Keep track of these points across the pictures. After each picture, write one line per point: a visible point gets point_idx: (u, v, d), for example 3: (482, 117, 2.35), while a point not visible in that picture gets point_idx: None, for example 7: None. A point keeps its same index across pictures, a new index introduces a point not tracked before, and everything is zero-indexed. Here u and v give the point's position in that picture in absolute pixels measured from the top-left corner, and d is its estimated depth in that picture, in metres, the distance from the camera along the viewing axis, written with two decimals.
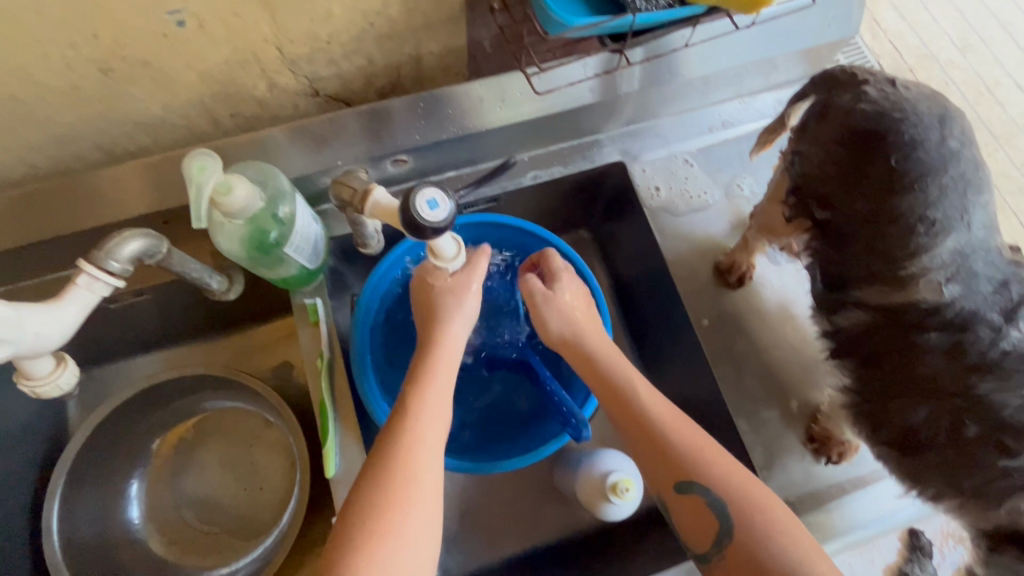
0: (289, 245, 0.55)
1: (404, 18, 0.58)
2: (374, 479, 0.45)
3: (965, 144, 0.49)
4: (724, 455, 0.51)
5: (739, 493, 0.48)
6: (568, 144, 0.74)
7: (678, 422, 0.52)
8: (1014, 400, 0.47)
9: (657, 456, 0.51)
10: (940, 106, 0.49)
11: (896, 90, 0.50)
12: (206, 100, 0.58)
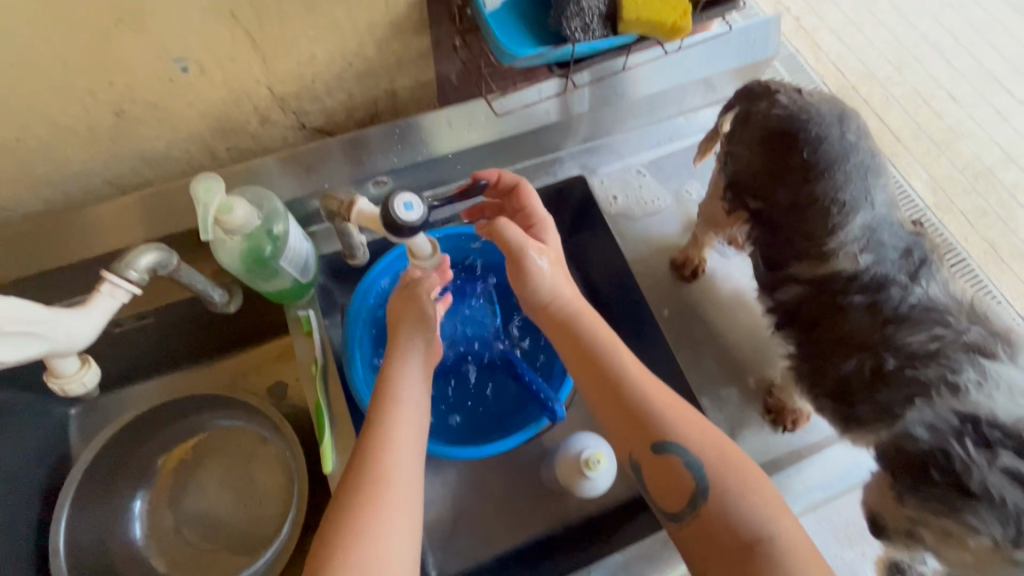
0: (283, 259, 0.61)
1: (378, 57, 0.66)
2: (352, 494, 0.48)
3: (862, 138, 0.58)
4: (700, 419, 0.54)
5: (717, 458, 0.52)
6: (532, 161, 0.82)
7: (656, 388, 0.55)
8: (920, 336, 0.53)
9: (638, 426, 0.53)
10: (840, 108, 0.59)
11: (802, 97, 0.60)
12: (205, 136, 0.65)
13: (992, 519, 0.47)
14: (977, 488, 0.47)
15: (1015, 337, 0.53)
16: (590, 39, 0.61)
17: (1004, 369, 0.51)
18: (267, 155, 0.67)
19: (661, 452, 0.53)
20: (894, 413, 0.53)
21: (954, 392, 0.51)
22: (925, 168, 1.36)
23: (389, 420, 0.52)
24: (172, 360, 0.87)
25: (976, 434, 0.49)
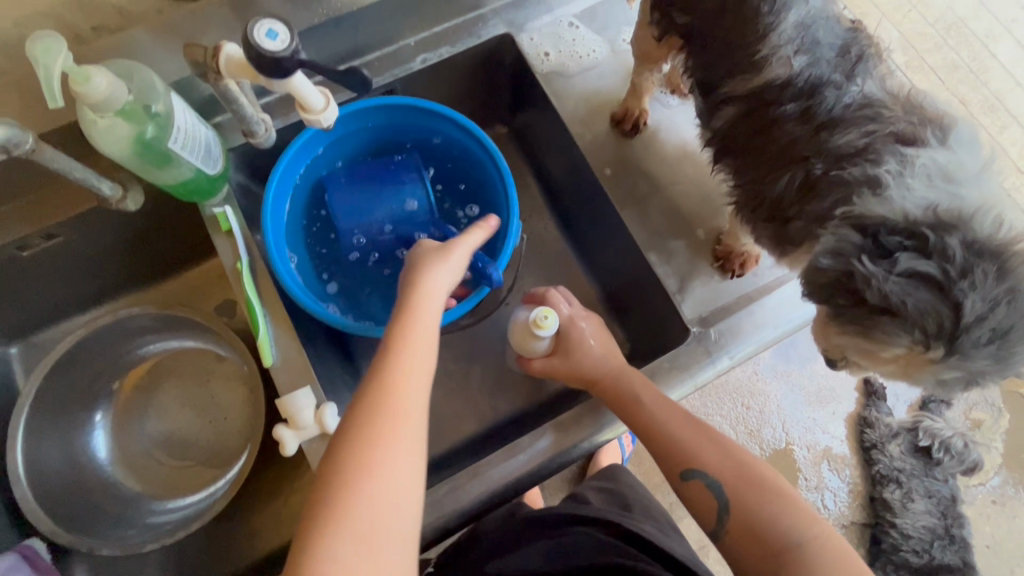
0: (171, 140, 0.55)
1: None
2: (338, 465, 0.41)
3: None
4: (725, 444, 0.57)
5: (741, 479, 0.55)
6: (453, 23, 0.74)
7: (684, 424, 0.58)
8: (852, 134, 0.49)
9: (664, 450, 0.58)
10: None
11: None
12: (60, 11, 0.57)
13: (899, 329, 0.45)
14: (875, 299, 0.45)
15: (949, 123, 0.49)
16: None
17: (927, 152, 0.47)
18: (139, 29, 0.59)
19: (689, 481, 0.56)
20: (825, 218, 0.50)
21: (873, 189, 0.47)
22: (898, 26, 1.45)
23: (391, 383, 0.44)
24: (102, 292, 0.82)
25: (876, 248, 0.46)
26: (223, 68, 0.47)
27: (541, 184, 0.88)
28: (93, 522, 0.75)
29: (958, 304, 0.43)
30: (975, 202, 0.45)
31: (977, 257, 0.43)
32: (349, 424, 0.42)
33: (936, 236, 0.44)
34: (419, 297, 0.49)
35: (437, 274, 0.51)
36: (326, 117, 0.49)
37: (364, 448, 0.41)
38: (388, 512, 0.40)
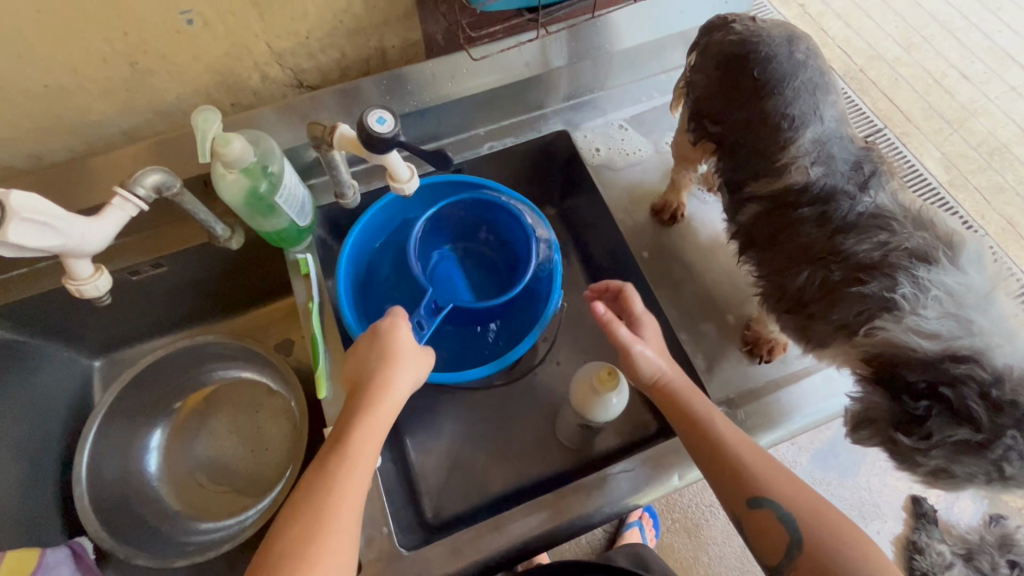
0: (278, 195, 0.66)
1: (366, 16, 0.72)
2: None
3: (811, 56, 0.60)
4: (789, 475, 0.60)
5: (811, 512, 0.57)
6: (518, 119, 0.87)
7: (752, 451, 0.61)
8: (867, 244, 0.55)
9: (732, 479, 0.60)
10: (788, 30, 0.61)
11: (756, 23, 0.62)
12: (210, 89, 0.72)
13: (955, 484, 0.50)
14: (928, 472, 0.50)
15: (958, 242, 0.54)
16: None
17: (938, 275, 0.52)
18: (268, 108, 0.74)
19: (757, 509, 0.58)
20: (852, 330, 0.55)
21: (892, 311, 0.52)
22: (939, 147, 1.55)
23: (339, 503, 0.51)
24: (184, 319, 0.92)
25: (905, 409, 0.51)
26: (336, 143, 0.58)
27: (582, 261, 0.95)
28: (128, 531, 0.80)
29: (1000, 464, 0.47)
30: (983, 330, 0.50)
31: (1001, 416, 0.47)
32: (291, 528, 0.49)
33: (954, 391, 0.49)
34: (381, 398, 0.57)
35: (402, 374, 0.59)
36: (409, 186, 0.59)
37: (307, 555, 0.48)
38: None
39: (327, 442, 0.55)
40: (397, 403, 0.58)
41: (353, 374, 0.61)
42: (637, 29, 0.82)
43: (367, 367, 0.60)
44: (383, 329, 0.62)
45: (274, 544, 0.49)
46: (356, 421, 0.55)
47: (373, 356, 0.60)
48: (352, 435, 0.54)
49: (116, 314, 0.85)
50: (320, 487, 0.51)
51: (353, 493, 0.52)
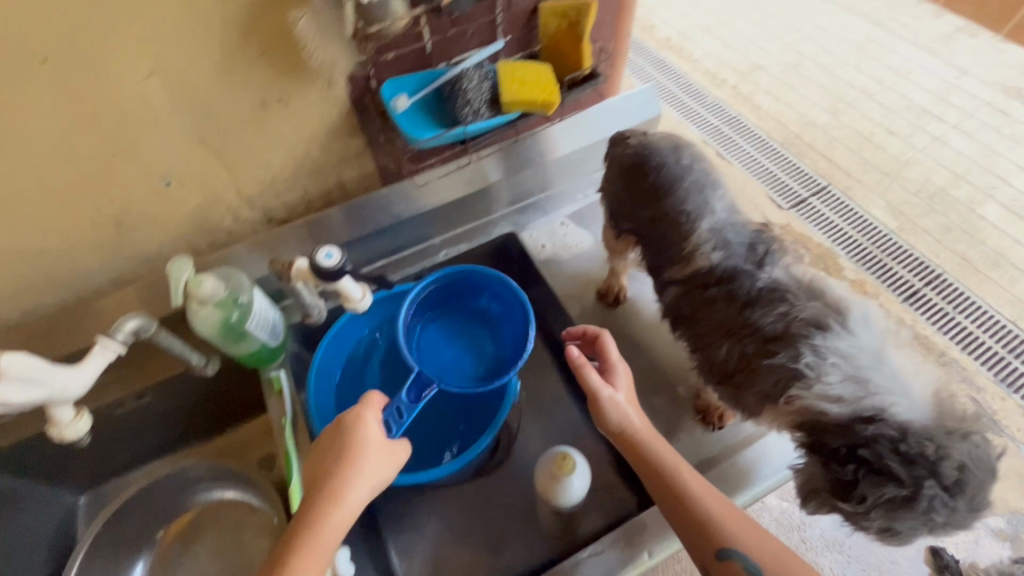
0: (249, 322, 0.74)
1: (323, 158, 0.84)
2: None
3: (696, 160, 0.70)
4: (753, 524, 0.63)
5: (775, 561, 0.60)
6: (469, 226, 0.98)
7: (720, 502, 0.64)
8: (771, 317, 0.61)
9: (701, 531, 0.62)
10: (674, 140, 0.71)
11: (647, 137, 0.73)
12: (188, 234, 0.81)
13: (902, 537, 0.55)
14: (877, 530, 0.55)
15: (846, 307, 0.60)
16: (477, 119, 0.75)
17: (834, 340, 0.58)
18: (241, 244, 0.83)
19: (725, 561, 0.61)
20: (775, 399, 0.61)
21: (802, 379, 0.58)
22: None
23: None
24: (169, 445, 0.96)
25: (837, 475, 0.56)
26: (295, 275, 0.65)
27: (545, 346, 1.01)
28: None
29: (929, 513, 0.52)
30: (881, 386, 0.56)
31: (915, 469, 0.53)
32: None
33: (872, 452, 0.55)
34: (330, 506, 0.59)
35: (354, 482, 0.61)
36: (362, 304, 0.67)
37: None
38: None
39: (273, 556, 0.57)
40: (349, 511, 0.60)
41: (308, 481, 0.63)
42: (564, 142, 0.93)
43: (319, 475, 0.62)
44: (341, 432, 0.65)
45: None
46: (302, 536, 0.57)
47: (328, 463, 0.63)
48: (296, 552, 0.56)
49: (102, 448, 0.88)
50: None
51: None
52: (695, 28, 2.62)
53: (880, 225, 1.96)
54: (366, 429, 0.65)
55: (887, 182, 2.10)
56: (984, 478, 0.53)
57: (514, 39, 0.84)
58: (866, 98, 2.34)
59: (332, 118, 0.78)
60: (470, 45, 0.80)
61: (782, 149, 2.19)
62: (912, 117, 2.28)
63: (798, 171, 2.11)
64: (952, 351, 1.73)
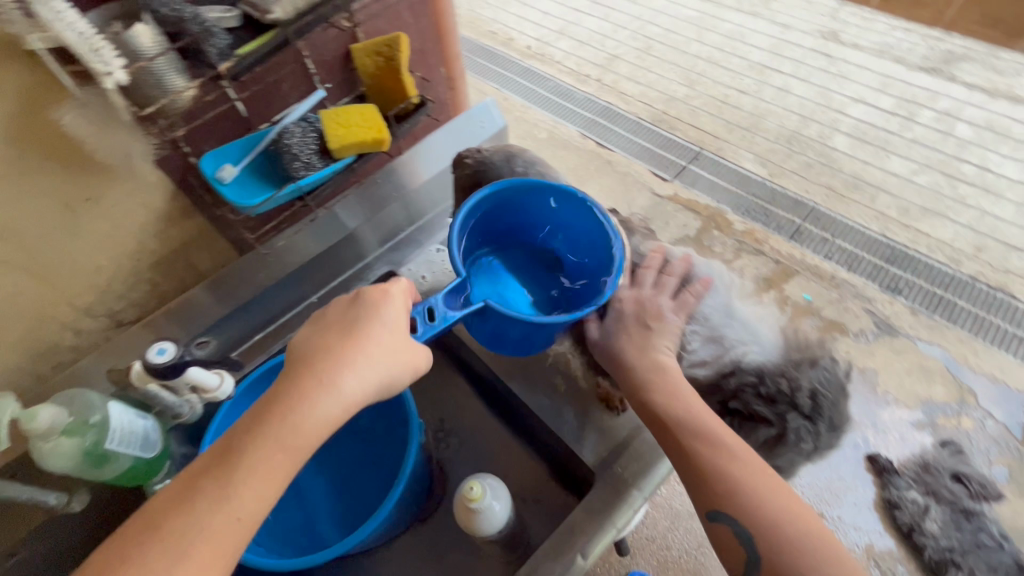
0: (109, 442, 0.67)
1: (163, 247, 0.79)
2: (142, 525, 0.50)
3: (526, 165, 0.75)
4: (766, 490, 0.61)
5: (774, 531, 0.59)
6: (345, 276, 0.95)
7: (729, 465, 0.63)
8: None
9: (696, 485, 0.64)
10: (506, 151, 0.77)
11: (480, 153, 0.77)
12: (23, 362, 0.74)
13: (788, 459, 0.68)
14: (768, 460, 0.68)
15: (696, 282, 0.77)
16: (310, 173, 0.74)
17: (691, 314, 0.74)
18: (88, 358, 0.76)
19: (716, 522, 0.62)
20: None
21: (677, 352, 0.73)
22: None
23: (248, 479, 0.53)
24: None
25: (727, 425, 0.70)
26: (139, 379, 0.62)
27: (456, 373, 1.00)
28: None
29: (797, 436, 0.66)
30: (734, 340, 0.71)
31: (776, 404, 0.67)
32: (178, 486, 0.53)
33: (742, 401, 0.69)
34: (319, 393, 0.57)
35: (354, 369, 0.58)
36: (223, 387, 0.65)
37: (158, 545, 0.49)
38: (213, 545, 0.50)
39: (246, 420, 0.56)
40: (341, 394, 0.57)
41: (304, 345, 0.61)
42: (411, 171, 0.93)
43: (321, 346, 0.60)
44: (359, 310, 0.63)
45: (144, 511, 0.52)
46: (282, 408, 0.56)
47: (335, 336, 0.61)
48: (271, 419, 0.55)
49: None
50: (223, 470, 0.53)
51: (251, 485, 0.52)
52: (552, 33, 2.74)
53: (754, 176, 2.15)
54: (389, 318, 0.63)
55: (750, 137, 2.28)
56: (834, 398, 0.68)
57: (335, 83, 0.84)
58: (714, 66, 2.54)
59: (157, 205, 0.74)
60: (290, 101, 0.80)
61: (653, 128, 2.34)
62: (757, 74, 2.49)
63: (674, 143, 2.29)
64: (840, 274, 1.90)
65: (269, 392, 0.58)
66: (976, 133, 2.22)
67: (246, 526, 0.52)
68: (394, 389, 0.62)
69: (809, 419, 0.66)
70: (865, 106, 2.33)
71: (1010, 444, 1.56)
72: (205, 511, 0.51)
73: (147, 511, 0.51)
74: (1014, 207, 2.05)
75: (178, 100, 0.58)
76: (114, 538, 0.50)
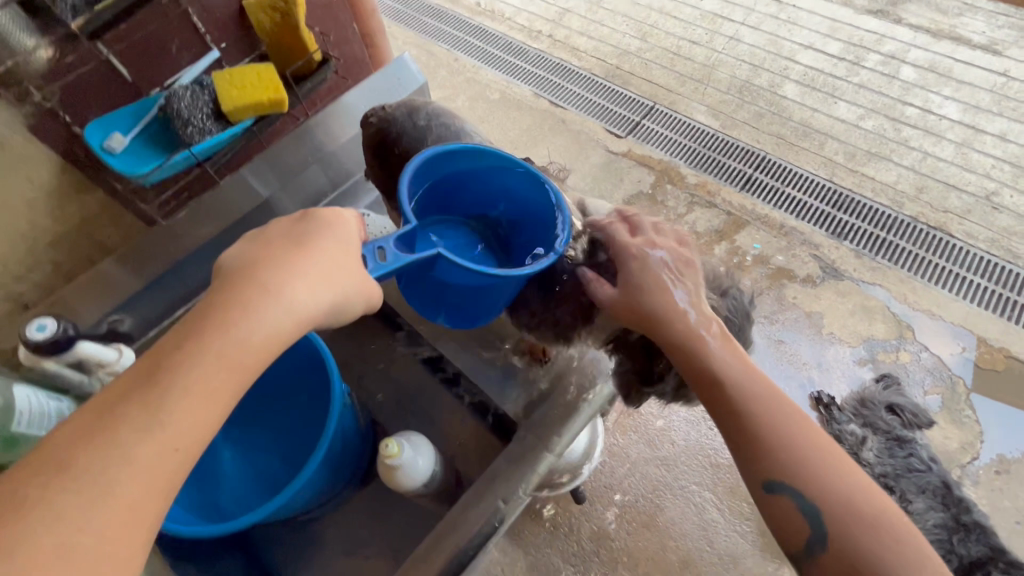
0: (17, 423, 0.65)
1: (59, 224, 0.76)
2: (50, 453, 0.45)
3: (429, 119, 0.80)
4: (825, 458, 0.64)
5: (843, 505, 0.61)
6: None
7: (786, 434, 0.65)
8: None
9: (756, 455, 0.65)
10: (409, 106, 0.81)
11: (385, 111, 0.81)
12: None
13: None
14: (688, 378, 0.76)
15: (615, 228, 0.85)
16: (202, 139, 0.72)
17: None
18: None
19: (776, 495, 0.64)
20: None
21: None
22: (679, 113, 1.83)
23: (182, 398, 0.48)
24: None
25: None
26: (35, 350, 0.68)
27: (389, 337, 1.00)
28: None
29: None
30: None
31: None
32: (94, 413, 0.47)
33: None
34: (262, 301, 0.53)
35: (304, 284, 0.55)
36: (121, 362, 0.73)
37: (79, 477, 0.44)
38: (141, 474, 0.45)
39: (177, 338, 0.51)
40: (292, 310, 0.53)
41: (240, 259, 0.57)
42: (327, 133, 0.91)
43: (263, 259, 0.56)
44: (305, 227, 0.60)
45: (52, 442, 0.45)
46: (220, 324, 0.51)
47: (280, 247, 0.57)
48: (212, 335, 0.51)
49: None
50: (151, 394, 0.48)
51: (189, 408, 0.48)
52: None
53: (705, 128, 2.15)
54: (342, 235, 0.61)
55: (702, 88, 2.25)
56: (739, 325, 0.79)
57: (231, 42, 0.80)
58: (666, 16, 2.48)
59: (43, 179, 0.72)
60: (182, 64, 0.77)
61: (606, 83, 2.30)
62: (708, 24, 2.44)
63: (626, 98, 2.26)
64: (790, 222, 1.93)
65: (204, 306, 0.53)
66: (919, 74, 2.22)
67: (186, 453, 0.48)
68: (345, 316, 0.59)
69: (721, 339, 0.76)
70: (814, 52, 2.31)
71: (942, 373, 1.65)
72: (136, 435, 0.46)
73: (56, 444, 0.45)
74: (953, 147, 2.03)
75: (34, 59, 0.61)
76: (10, 475, 0.44)
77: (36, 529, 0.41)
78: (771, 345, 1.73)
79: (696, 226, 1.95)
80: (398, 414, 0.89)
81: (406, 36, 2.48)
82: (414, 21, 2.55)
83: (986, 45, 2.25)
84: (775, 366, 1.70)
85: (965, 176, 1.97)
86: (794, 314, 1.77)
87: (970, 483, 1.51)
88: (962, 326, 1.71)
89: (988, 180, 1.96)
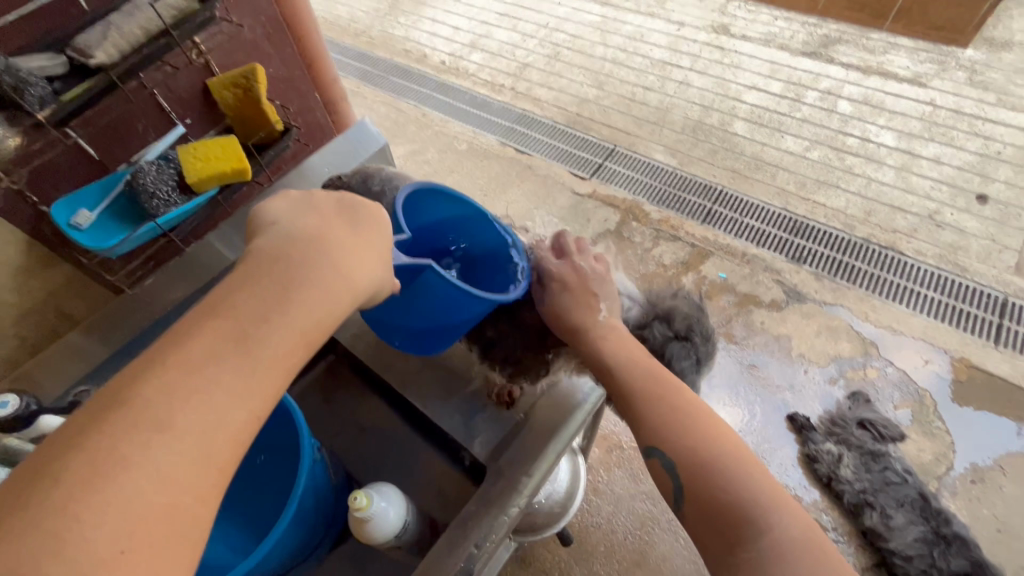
0: None
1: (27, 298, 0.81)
2: (127, 417, 0.39)
3: (383, 183, 0.88)
4: (694, 425, 0.73)
5: (696, 464, 0.69)
6: None
7: (660, 404, 0.75)
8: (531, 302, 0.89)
9: (635, 424, 0.76)
10: (361, 173, 0.91)
11: (340, 178, 0.92)
12: None
13: (703, 350, 0.87)
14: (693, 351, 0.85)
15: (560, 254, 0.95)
16: (168, 210, 0.76)
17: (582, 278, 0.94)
18: None
19: (651, 458, 0.74)
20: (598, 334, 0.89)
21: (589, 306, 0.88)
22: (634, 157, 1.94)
23: (266, 370, 0.46)
24: None
25: (657, 346, 0.86)
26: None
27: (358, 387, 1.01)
28: None
29: (696, 330, 0.86)
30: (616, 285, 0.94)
31: (670, 316, 0.88)
32: (168, 376, 0.42)
33: (654, 325, 0.88)
34: (337, 282, 0.52)
35: (370, 270, 0.55)
36: None
37: (176, 445, 0.40)
38: (231, 443, 0.43)
39: (250, 300, 0.48)
40: (356, 291, 0.53)
41: (300, 229, 0.54)
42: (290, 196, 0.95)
43: (329, 236, 0.55)
44: (359, 210, 0.59)
45: (129, 402, 0.40)
46: (297, 299, 0.49)
47: (343, 228, 0.56)
48: (290, 304, 0.49)
49: None
50: (241, 362, 0.45)
51: (272, 376, 0.46)
52: (463, 46, 2.78)
53: (663, 166, 2.26)
54: (385, 219, 0.61)
55: (658, 130, 2.38)
56: (699, 316, 0.88)
57: (195, 117, 0.86)
58: (619, 66, 2.65)
59: (13, 258, 0.76)
60: (149, 139, 0.81)
61: (569, 130, 2.42)
62: (660, 71, 2.61)
63: (588, 142, 2.37)
64: (751, 250, 2.01)
65: (275, 272, 0.50)
66: (856, 107, 2.39)
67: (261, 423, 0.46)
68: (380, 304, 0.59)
69: (700, 314, 0.88)
70: (758, 92, 2.48)
71: (909, 388, 1.70)
72: (225, 403, 0.43)
73: (136, 405, 0.40)
74: (894, 172, 2.17)
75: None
76: (80, 441, 0.38)
77: (133, 496, 0.37)
78: (744, 370, 1.76)
79: (662, 259, 2.02)
80: (368, 464, 0.89)
81: (376, 96, 2.60)
82: (383, 81, 2.67)
83: (912, 78, 2.44)
84: (749, 392, 1.72)
85: (907, 198, 2.09)
86: (763, 338, 1.82)
87: (948, 495, 1.54)
88: (923, 339, 1.78)
89: (929, 200, 2.08)
